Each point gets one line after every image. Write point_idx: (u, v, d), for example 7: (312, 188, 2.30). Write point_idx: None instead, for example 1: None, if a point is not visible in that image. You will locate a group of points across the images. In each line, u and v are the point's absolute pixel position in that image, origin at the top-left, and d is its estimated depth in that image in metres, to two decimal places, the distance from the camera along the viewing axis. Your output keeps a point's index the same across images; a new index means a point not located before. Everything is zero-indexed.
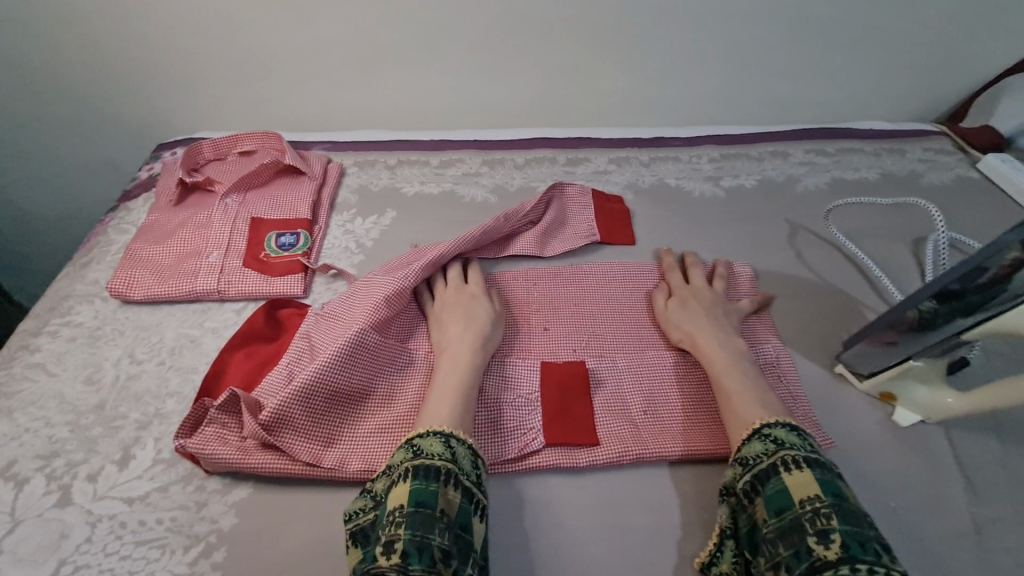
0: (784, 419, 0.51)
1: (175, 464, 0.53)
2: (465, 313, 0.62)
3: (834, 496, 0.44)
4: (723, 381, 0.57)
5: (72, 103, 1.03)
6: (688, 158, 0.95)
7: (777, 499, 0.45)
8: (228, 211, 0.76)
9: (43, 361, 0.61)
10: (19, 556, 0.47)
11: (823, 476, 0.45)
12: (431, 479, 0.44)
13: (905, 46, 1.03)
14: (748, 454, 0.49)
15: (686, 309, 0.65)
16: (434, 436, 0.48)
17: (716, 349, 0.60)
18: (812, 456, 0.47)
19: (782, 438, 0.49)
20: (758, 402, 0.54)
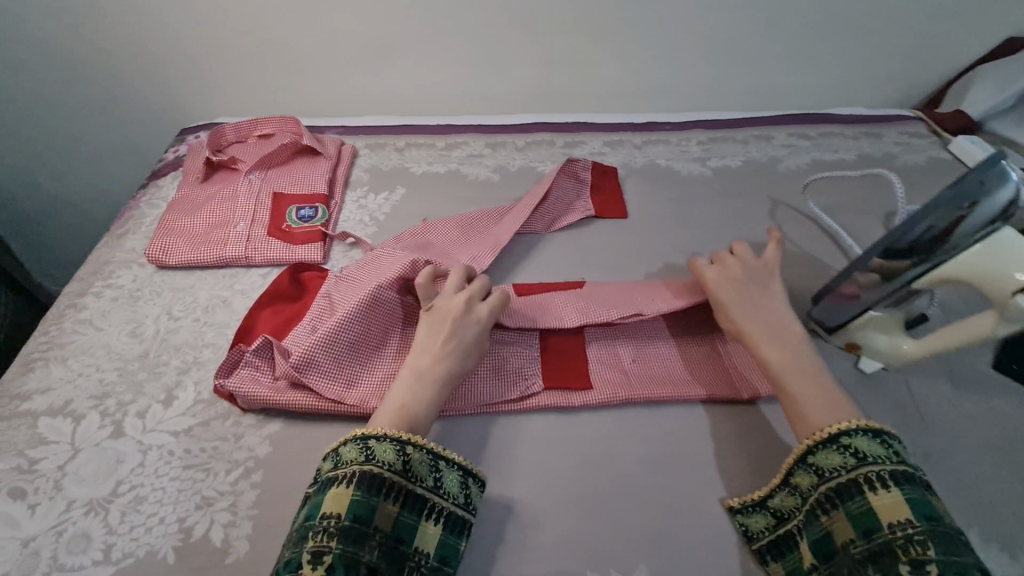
0: (871, 423, 0.50)
1: (214, 403, 0.60)
2: (456, 337, 0.58)
3: (927, 520, 0.44)
4: (786, 384, 0.55)
5: (99, 91, 1.10)
6: (677, 141, 1.01)
7: (864, 520, 0.46)
8: (252, 187, 0.82)
9: (90, 317, 0.68)
10: (81, 477, 0.53)
11: (913, 497, 0.45)
12: (370, 493, 0.47)
13: (884, 36, 1.10)
14: (824, 464, 0.49)
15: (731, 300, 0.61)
16: (388, 441, 0.49)
17: (775, 347, 0.57)
18: (899, 472, 0.47)
19: (865, 453, 0.48)
20: (823, 400, 0.53)
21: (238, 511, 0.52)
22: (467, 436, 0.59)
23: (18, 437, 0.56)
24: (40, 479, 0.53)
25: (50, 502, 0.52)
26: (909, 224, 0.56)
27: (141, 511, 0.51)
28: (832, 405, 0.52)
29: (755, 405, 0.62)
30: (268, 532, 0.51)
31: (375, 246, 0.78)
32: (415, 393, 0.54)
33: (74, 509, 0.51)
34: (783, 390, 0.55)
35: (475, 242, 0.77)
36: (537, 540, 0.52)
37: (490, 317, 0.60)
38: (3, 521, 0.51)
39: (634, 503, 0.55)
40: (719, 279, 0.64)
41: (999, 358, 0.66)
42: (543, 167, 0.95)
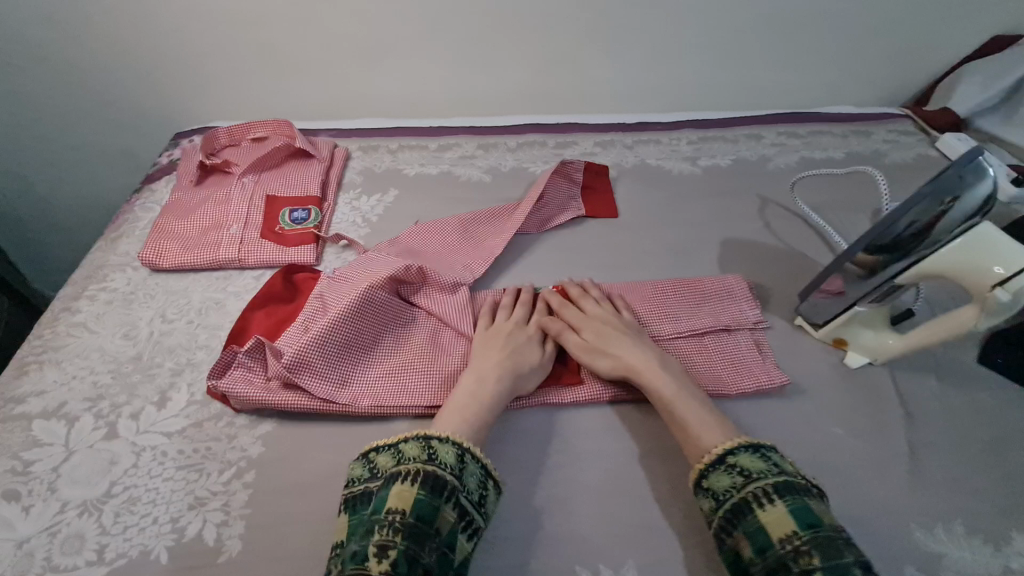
0: (748, 438, 0.53)
1: (207, 404, 0.60)
2: (512, 351, 0.62)
3: (810, 528, 0.46)
4: (676, 412, 0.57)
5: (94, 97, 1.10)
6: (668, 141, 1.02)
7: (757, 538, 0.47)
8: (245, 190, 0.83)
9: (84, 321, 0.68)
10: (75, 478, 0.54)
11: (795, 507, 0.47)
12: (434, 494, 0.48)
13: (871, 35, 1.11)
14: (717, 487, 0.51)
15: (612, 336, 0.64)
16: (451, 445, 0.52)
17: (663, 377, 0.60)
18: (781, 482, 0.49)
19: (749, 469, 0.50)
20: (709, 420, 0.56)
21: (231, 510, 0.52)
22: None
23: (13, 440, 0.57)
24: (34, 481, 0.54)
25: (44, 503, 0.52)
26: (889, 222, 0.56)
27: (134, 511, 0.52)
28: (717, 424, 0.56)
29: (744, 401, 0.63)
30: (261, 530, 0.51)
31: (367, 248, 0.78)
32: (471, 397, 0.57)
33: (68, 510, 0.52)
34: (673, 416, 0.57)
35: (467, 248, 0.78)
36: (527, 536, 0.53)
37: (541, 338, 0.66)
38: None
39: (624, 499, 0.55)
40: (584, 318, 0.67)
41: (983, 352, 0.67)
42: (535, 168, 0.95)
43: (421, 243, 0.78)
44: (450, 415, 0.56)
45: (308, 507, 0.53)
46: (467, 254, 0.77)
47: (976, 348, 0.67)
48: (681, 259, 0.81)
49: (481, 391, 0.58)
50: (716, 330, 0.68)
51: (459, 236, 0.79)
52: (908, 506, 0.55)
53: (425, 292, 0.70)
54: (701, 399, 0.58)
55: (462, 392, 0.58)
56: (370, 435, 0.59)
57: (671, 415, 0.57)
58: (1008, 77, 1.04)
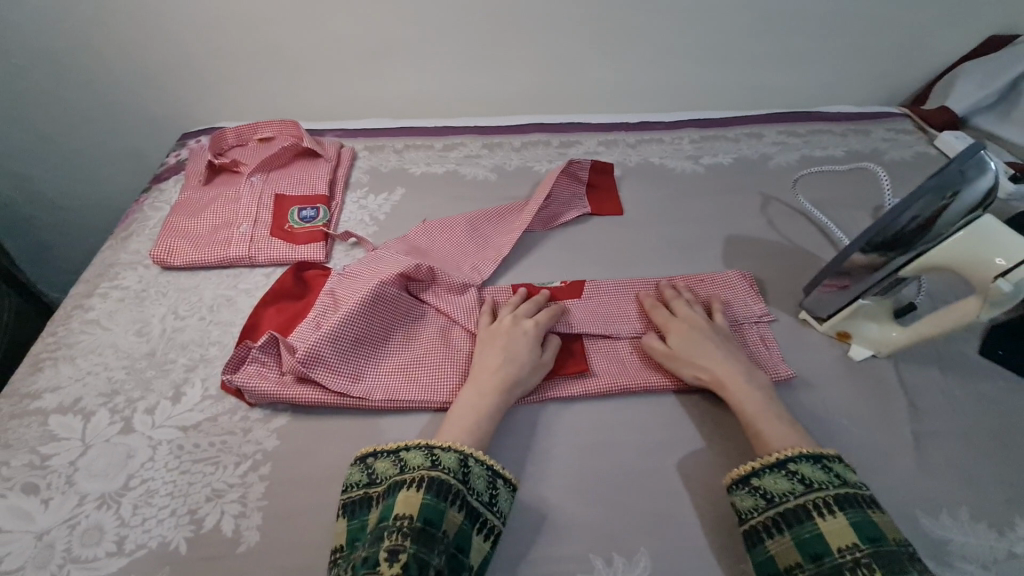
0: (814, 449, 0.53)
1: (222, 398, 0.61)
2: (509, 352, 0.62)
3: (871, 542, 0.46)
4: (756, 421, 0.57)
5: (101, 98, 1.11)
6: (671, 140, 1.03)
7: (813, 544, 0.48)
8: (254, 189, 0.84)
9: (97, 318, 0.69)
10: (93, 472, 0.55)
11: (858, 520, 0.48)
12: (439, 498, 0.48)
13: (870, 36, 1.12)
14: (772, 489, 0.51)
15: (699, 346, 0.63)
16: (453, 451, 0.52)
17: (744, 390, 0.60)
18: (844, 494, 0.49)
19: (811, 478, 0.51)
20: (787, 431, 0.56)
21: (247, 502, 0.53)
22: None
23: (30, 434, 0.57)
24: (52, 474, 0.54)
25: (62, 496, 0.53)
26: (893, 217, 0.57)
27: (152, 503, 0.53)
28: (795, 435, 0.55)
29: None
30: (278, 522, 0.52)
31: (376, 245, 0.79)
32: (476, 399, 0.58)
33: (87, 502, 0.52)
34: (751, 426, 0.57)
35: (475, 246, 0.79)
36: (541, 525, 0.53)
37: (538, 332, 0.65)
38: (17, 516, 0.51)
39: (635, 489, 0.56)
40: (673, 327, 0.66)
41: (985, 344, 0.68)
42: (540, 167, 0.97)
43: (428, 240, 0.78)
44: (450, 421, 0.57)
45: (323, 498, 0.54)
46: (475, 253, 0.78)
47: (978, 341, 0.69)
48: (686, 255, 0.82)
49: (481, 394, 0.59)
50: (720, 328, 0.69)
51: (467, 236, 0.80)
52: (913, 494, 0.56)
53: (434, 291, 0.70)
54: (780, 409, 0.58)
55: (462, 397, 0.59)
56: (383, 429, 0.60)
57: (749, 426, 0.57)
58: (1005, 76, 1.06)
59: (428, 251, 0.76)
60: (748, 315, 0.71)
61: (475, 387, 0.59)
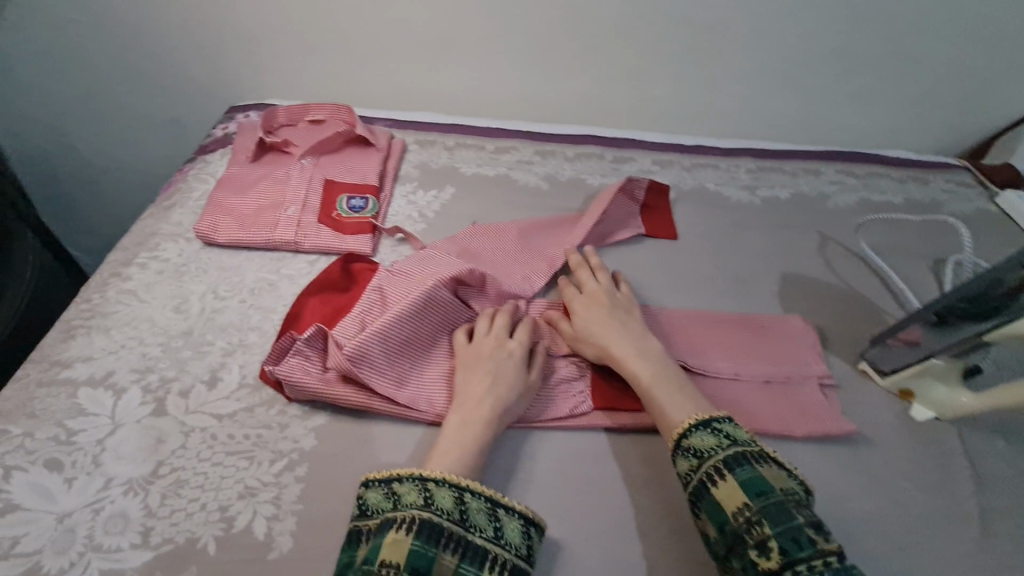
0: (701, 416, 0.54)
1: (260, 389, 0.58)
2: (493, 376, 0.58)
3: (760, 496, 0.47)
4: (649, 392, 0.58)
5: (148, 60, 1.08)
6: (726, 167, 1.01)
7: (715, 516, 0.47)
8: (304, 172, 0.81)
9: (134, 289, 0.66)
10: (121, 454, 0.52)
11: (746, 478, 0.48)
12: (429, 544, 0.44)
13: (936, 83, 1.10)
14: (679, 473, 0.52)
15: (603, 323, 0.64)
16: (448, 488, 0.47)
17: (640, 363, 0.60)
18: (730, 456, 0.50)
19: (700, 449, 0.51)
20: (679, 399, 0.57)
21: (282, 504, 0.50)
22: (514, 448, 0.58)
23: (57, 406, 0.55)
24: (78, 452, 0.51)
25: (88, 477, 0.50)
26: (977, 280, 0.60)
27: (182, 495, 0.50)
28: (686, 402, 0.56)
29: (806, 444, 0.61)
30: (313, 529, 0.49)
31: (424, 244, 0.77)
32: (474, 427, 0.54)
33: (113, 487, 0.50)
34: (648, 400, 0.58)
35: (527, 256, 0.76)
36: (588, 562, 0.51)
37: (522, 353, 0.61)
38: (39, 494, 0.49)
39: (688, 536, 0.53)
40: (576, 305, 0.67)
41: None
42: (593, 181, 0.94)
43: (478, 244, 0.75)
44: (442, 444, 0.53)
45: None
46: (526, 263, 0.75)
47: None
48: (741, 289, 0.79)
49: (474, 417, 0.55)
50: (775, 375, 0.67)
51: (518, 245, 0.77)
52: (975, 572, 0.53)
53: (483, 298, 0.68)
54: (678, 380, 0.59)
55: (448, 422, 0.55)
56: (427, 442, 0.57)
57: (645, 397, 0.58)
58: None
59: (479, 256, 0.73)
60: (803, 362, 0.68)
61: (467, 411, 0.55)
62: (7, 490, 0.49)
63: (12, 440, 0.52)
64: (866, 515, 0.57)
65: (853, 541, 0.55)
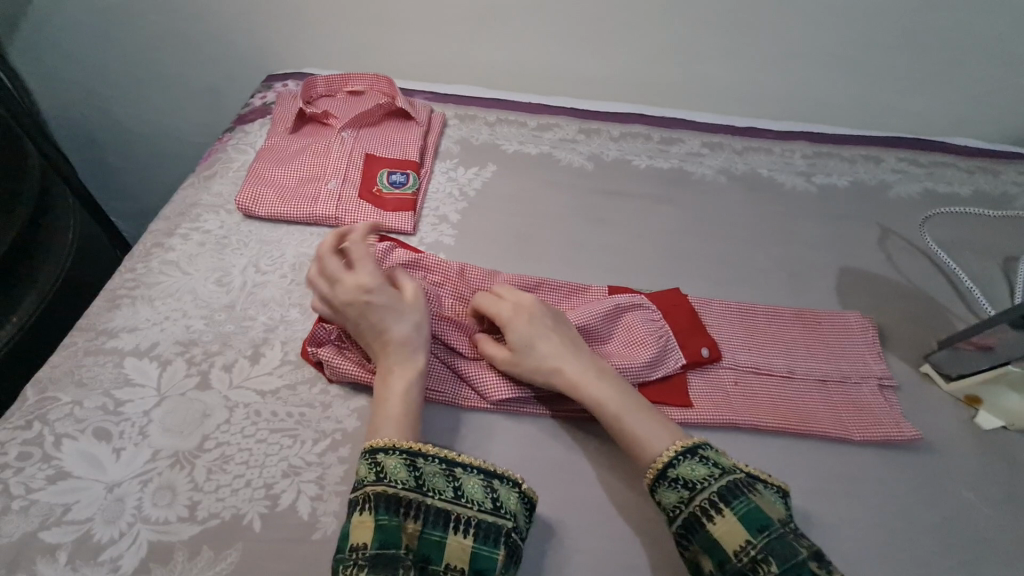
0: (687, 441, 0.50)
1: (302, 366, 0.57)
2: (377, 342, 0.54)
3: (762, 532, 0.44)
4: (617, 425, 0.52)
5: (184, 25, 1.06)
6: (780, 151, 0.95)
7: (714, 554, 0.44)
8: (344, 145, 0.79)
9: (177, 260, 0.66)
10: (167, 426, 0.52)
11: (744, 512, 0.45)
12: (391, 515, 0.43)
13: (1015, 66, 1.01)
14: (666, 502, 0.48)
15: (544, 336, 0.56)
16: (398, 453, 0.46)
17: (602, 387, 0.54)
18: (725, 487, 0.46)
19: (690, 480, 0.47)
20: (653, 424, 0.52)
21: (325, 485, 0.49)
22: (560, 436, 0.57)
23: (104, 375, 0.55)
24: (125, 422, 0.52)
25: (135, 447, 0.50)
26: None
27: (227, 471, 0.49)
28: (660, 430, 0.51)
29: (865, 449, 0.59)
30: None
31: (460, 235, 0.74)
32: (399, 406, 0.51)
33: (160, 459, 0.50)
34: (616, 429, 0.52)
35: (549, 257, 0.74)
36: (634, 559, 0.49)
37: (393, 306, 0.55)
38: (88, 462, 0.49)
39: None
40: (505, 318, 0.58)
41: None
42: (639, 163, 0.90)
43: (493, 244, 0.74)
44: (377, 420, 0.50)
45: None
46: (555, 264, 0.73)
47: None
48: (794, 282, 0.75)
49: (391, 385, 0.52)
50: (833, 378, 0.63)
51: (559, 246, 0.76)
52: None
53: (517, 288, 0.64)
54: (646, 407, 0.53)
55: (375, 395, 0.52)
56: (472, 430, 0.56)
57: (614, 425, 0.52)
58: None
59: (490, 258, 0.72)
60: (863, 365, 0.65)
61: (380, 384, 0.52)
62: (57, 457, 0.49)
63: (62, 407, 0.52)
64: (926, 525, 0.54)
65: (913, 552, 0.52)
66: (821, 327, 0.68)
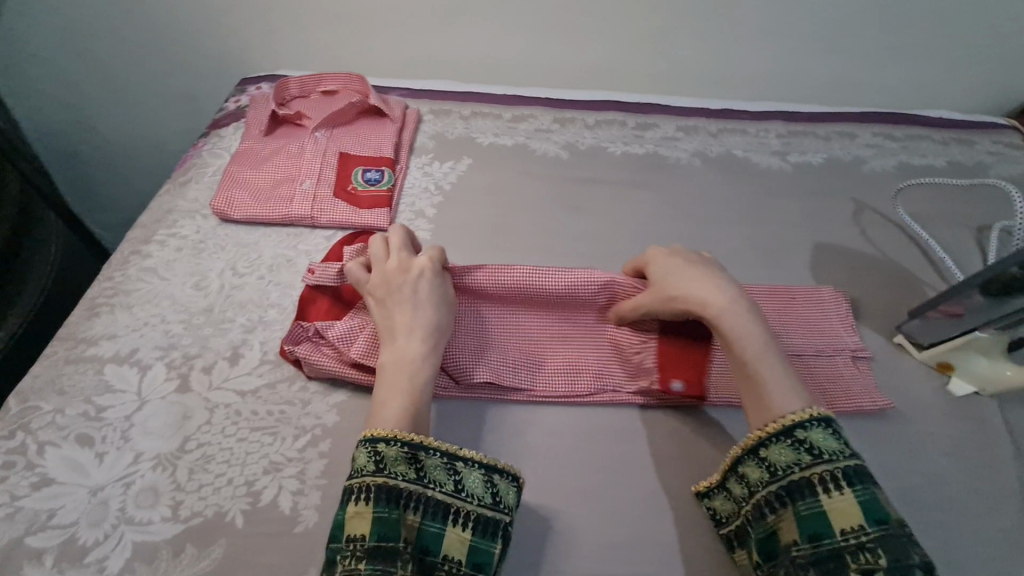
0: (819, 410, 0.48)
1: (280, 365, 0.58)
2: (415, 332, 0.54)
3: (879, 524, 0.43)
4: (758, 369, 0.52)
5: (157, 34, 1.06)
6: (756, 131, 0.95)
7: (817, 524, 0.44)
8: (318, 145, 0.80)
9: (155, 266, 0.66)
10: (149, 429, 0.52)
11: (866, 499, 0.44)
12: (389, 508, 0.44)
13: (986, 36, 1.02)
14: (778, 461, 0.47)
15: (706, 281, 0.57)
16: (398, 445, 0.47)
17: (752, 334, 0.54)
18: (852, 469, 0.45)
19: (820, 448, 0.46)
20: (790, 381, 0.51)
21: (306, 479, 0.50)
22: (538, 422, 0.58)
23: (85, 383, 0.55)
24: (107, 428, 0.52)
25: (118, 452, 0.51)
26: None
27: (209, 470, 0.50)
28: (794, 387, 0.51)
29: (838, 420, 0.60)
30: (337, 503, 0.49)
31: (438, 229, 0.75)
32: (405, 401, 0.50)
33: (143, 461, 0.50)
34: (751, 372, 0.52)
35: (528, 246, 0.75)
36: (611, 538, 0.50)
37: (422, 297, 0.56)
38: (72, 468, 0.50)
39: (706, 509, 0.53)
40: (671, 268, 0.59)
41: None
42: (614, 149, 0.90)
43: (471, 237, 0.74)
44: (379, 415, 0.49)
45: None
46: (534, 253, 0.74)
47: None
48: (769, 260, 0.76)
49: (394, 382, 0.51)
50: (809, 352, 0.64)
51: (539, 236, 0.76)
52: (1015, 552, 0.52)
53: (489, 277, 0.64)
54: (786, 365, 0.53)
55: (376, 390, 0.51)
56: (450, 420, 0.57)
57: (753, 369, 0.52)
58: None
59: (465, 251, 0.73)
60: (837, 339, 0.65)
61: (394, 377, 0.51)
62: (41, 464, 0.50)
63: (44, 416, 0.53)
64: (900, 492, 0.55)
65: None
66: (797, 302, 0.68)
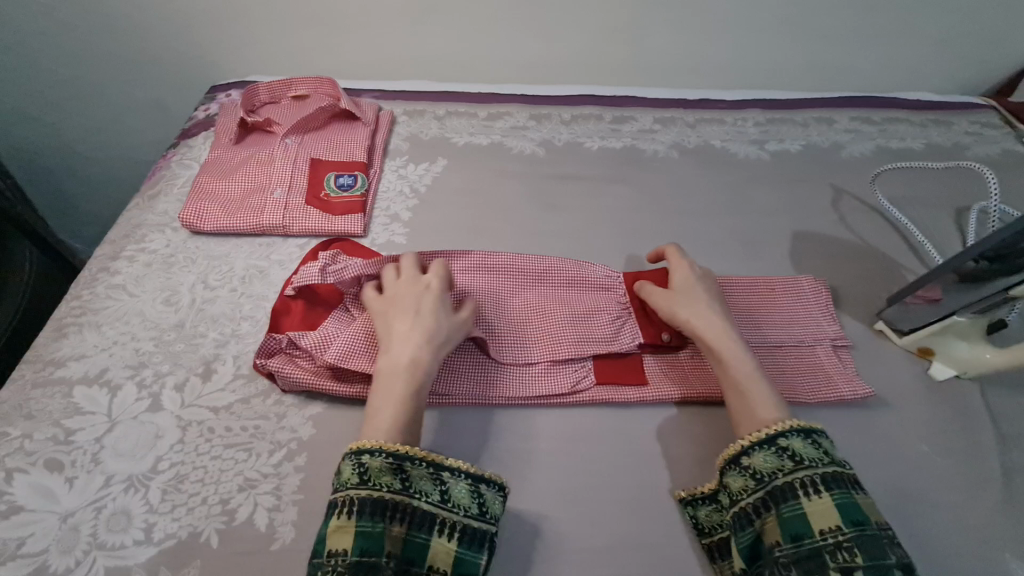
0: (803, 423, 0.49)
1: (254, 379, 0.57)
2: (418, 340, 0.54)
3: (855, 525, 0.44)
4: (739, 385, 0.54)
5: (123, 43, 1.03)
6: (733, 120, 0.95)
7: (799, 527, 0.44)
8: (289, 152, 0.78)
9: (124, 283, 0.65)
10: (120, 451, 0.51)
11: (843, 501, 0.45)
12: (376, 520, 0.43)
13: (960, 16, 1.01)
14: (760, 467, 0.48)
15: (701, 303, 0.60)
16: (384, 456, 0.46)
17: (737, 354, 0.56)
18: (830, 474, 0.46)
19: (800, 455, 0.47)
20: (769, 398, 0.52)
21: (282, 495, 0.50)
22: (518, 425, 0.57)
23: (53, 406, 0.54)
24: (77, 451, 0.51)
25: (88, 475, 0.50)
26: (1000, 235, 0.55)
27: (183, 490, 0.49)
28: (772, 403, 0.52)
29: (820, 410, 0.59)
30: (313, 518, 0.49)
31: (414, 234, 0.74)
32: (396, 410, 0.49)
33: (114, 484, 0.49)
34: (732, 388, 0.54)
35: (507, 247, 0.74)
36: (593, 542, 0.49)
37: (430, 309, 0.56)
38: (41, 494, 0.49)
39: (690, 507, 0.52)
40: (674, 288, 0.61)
41: None
42: (591, 144, 0.89)
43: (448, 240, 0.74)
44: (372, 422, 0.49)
45: None
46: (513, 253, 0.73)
47: None
48: (749, 251, 0.76)
49: (387, 390, 0.51)
50: (790, 342, 0.63)
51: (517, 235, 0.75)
52: (997, 537, 0.52)
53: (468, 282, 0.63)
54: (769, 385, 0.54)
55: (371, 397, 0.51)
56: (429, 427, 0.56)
57: (733, 386, 0.54)
58: None
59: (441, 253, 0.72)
60: (817, 327, 0.65)
61: (389, 385, 0.51)
62: (9, 491, 0.49)
63: (12, 442, 0.52)
64: (884, 481, 0.55)
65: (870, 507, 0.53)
66: (777, 292, 0.68)
